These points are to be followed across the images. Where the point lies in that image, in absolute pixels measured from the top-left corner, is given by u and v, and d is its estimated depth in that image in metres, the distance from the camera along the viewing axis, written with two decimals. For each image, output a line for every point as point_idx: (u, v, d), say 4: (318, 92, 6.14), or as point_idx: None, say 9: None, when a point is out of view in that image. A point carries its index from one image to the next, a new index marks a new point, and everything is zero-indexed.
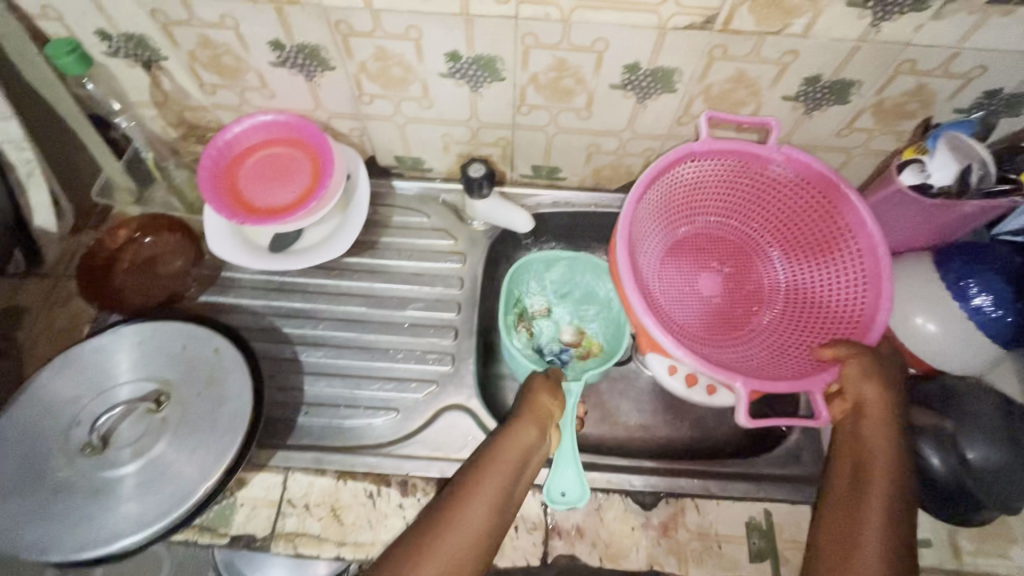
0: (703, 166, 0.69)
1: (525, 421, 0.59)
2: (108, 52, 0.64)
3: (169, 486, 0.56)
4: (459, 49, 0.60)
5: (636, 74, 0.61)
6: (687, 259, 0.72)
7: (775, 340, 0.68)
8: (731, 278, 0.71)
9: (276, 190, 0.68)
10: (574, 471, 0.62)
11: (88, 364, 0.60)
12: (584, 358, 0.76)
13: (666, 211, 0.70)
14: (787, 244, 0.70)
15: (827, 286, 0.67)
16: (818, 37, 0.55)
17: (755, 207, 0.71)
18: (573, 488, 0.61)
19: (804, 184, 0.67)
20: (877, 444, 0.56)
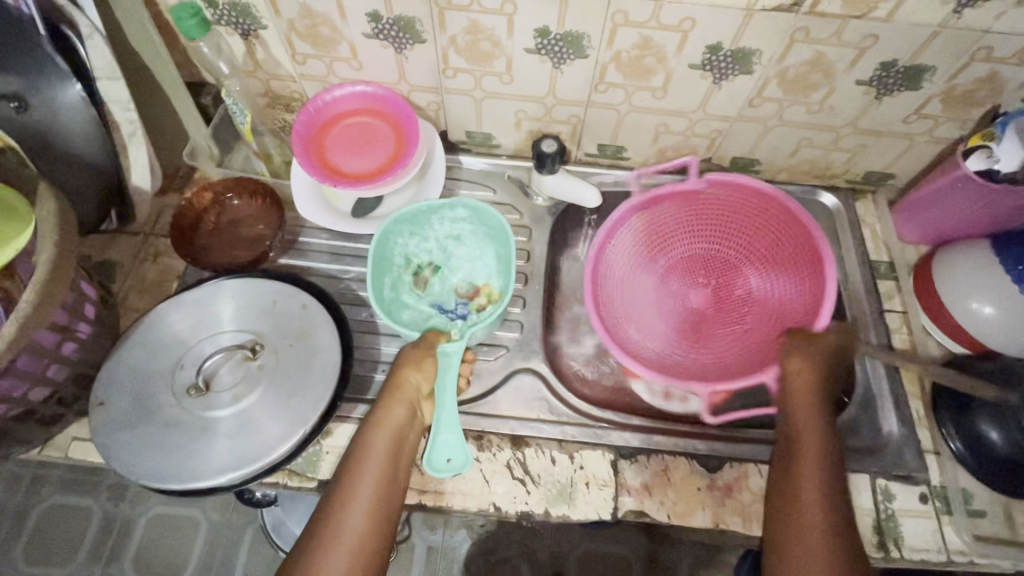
0: (671, 201, 0.74)
1: (391, 400, 0.58)
2: (213, 19, 0.67)
3: (266, 429, 0.59)
4: (549, 25, 0.63)
5: (716, 54, 0.64)
6: (674, 281, 0.76)
7: (750, 337, 0.71)
8: (713, 293, 0.75)
9: (361, 157, 0.71)
10: (454, 436, 0.59)
11: (190, 313, 0.65)
12: (480, 308, 0.71)
13: (647, 242, 0.75)
14: (752, 251, 0.74)
15: (789, 280, 0.70)
16: (900, 21, 0.58)
17: (728, 229, 0.75)
18: (457, 452, 0.59)
19: (757, 203, 0.71)
20: (811, 425, 0.57)
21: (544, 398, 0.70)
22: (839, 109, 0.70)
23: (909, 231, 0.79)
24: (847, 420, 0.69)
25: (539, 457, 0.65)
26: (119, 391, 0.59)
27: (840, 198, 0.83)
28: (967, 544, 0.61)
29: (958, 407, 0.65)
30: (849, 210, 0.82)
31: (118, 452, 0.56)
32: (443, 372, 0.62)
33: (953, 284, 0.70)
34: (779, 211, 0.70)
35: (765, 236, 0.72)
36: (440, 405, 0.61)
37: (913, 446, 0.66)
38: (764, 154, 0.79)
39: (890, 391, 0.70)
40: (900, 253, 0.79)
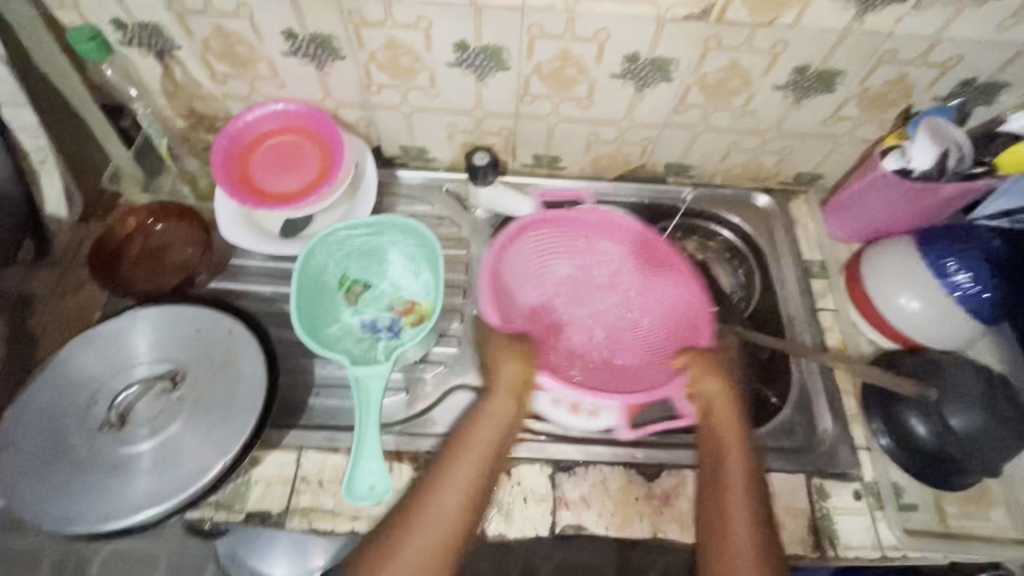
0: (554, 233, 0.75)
1: (498, 397, 0.62)
2: (123, 41, 0.66)
3: (185, 463, 0.57)
4: (467, 40, 0.63)
5: (635, 64, 0.64)
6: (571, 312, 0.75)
7: (645, 362, 0.71)
8: (606, 318, 0.75)
9: (285, 176, 0.69)
10: (376, 463, 0.57)
11: (106, 345, 0.62)
12: (413, 324, 0.69)
13: (537, 277, 0.76)
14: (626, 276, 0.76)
15: (664, 296, 0.73)
16: (807, 27, 0.59)
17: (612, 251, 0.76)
18: (379, 479, 0.57)
19: (638, 224, 0.73)
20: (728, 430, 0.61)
21: None
22: (761, 113, 0.71)
23: (839, 229, 0.80)
24: (784, 420, 0.69)
25: None
26: (26, 433, 0.57)
27: (773, 200, 0.84)
28: (899, 539, 0.62)
29: (886, 401, 0.66)
30: (783, 211, 0.83)
31: (25, 498, 0.54)
32: (361, 401, 0.60)
33: (882, 282, 0.71)
34: (642, 234, 0.74)
35: (647, 257, 0.74)
36: (360, 433, 0.58)
37: (847, 443, 0.67)
38: (696, 159, 0.80)
39: (824, 390, 0.70)
40: (832, 251, 0.80)
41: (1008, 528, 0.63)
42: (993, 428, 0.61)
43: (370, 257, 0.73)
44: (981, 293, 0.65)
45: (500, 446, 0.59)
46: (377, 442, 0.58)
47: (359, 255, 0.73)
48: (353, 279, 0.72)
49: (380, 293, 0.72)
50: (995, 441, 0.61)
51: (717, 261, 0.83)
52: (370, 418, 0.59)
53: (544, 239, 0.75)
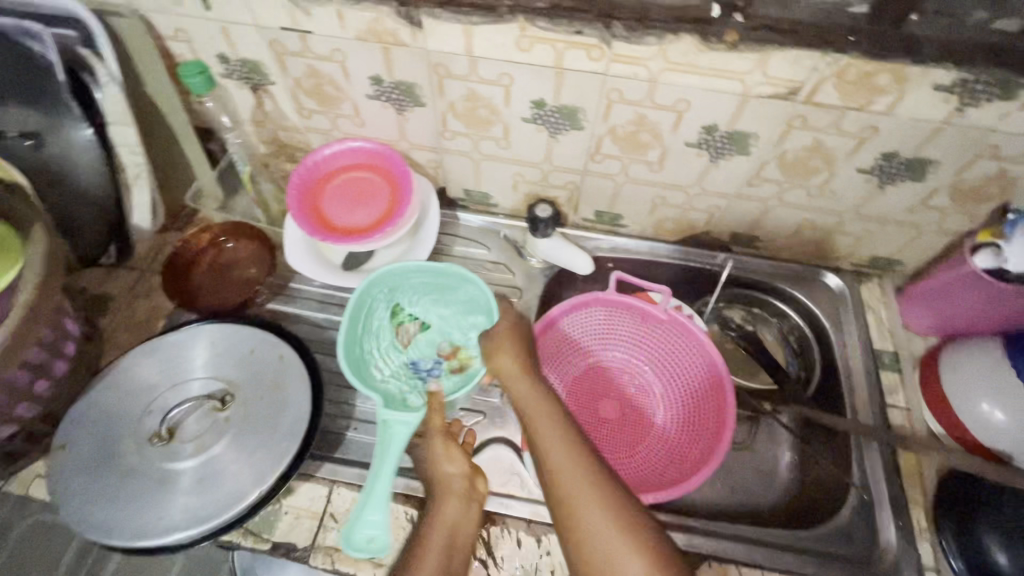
0: (625, 308, 0.76)
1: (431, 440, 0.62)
2: (225, 73, 0.70)
3: (225, 486, 0.57)
4: (545, 98, 0.64)
5: (712, 135, 0.63)
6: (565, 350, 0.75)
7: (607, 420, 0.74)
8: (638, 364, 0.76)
9: (354, 210, 0.71)
10: (380, 516, 0.56)
11: (166, 356, 0.65)
12: (451, 371, 0.70)
13: (587, 346, 0.76)
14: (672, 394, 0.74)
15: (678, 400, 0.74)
16: (900, 116, 0.56)
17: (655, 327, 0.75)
18: (376, 531, 0.56)
19: (703, 344, 0.72)
20: (555, 444, 0.56)
21: (518, 472, 0.67)
22: (840, 195, 0.68)
23: (916, 320, 0.75)
24: (840, 524, 0.64)
25: (504, 536, 0.62)
26: (83, 434, 0.59)
27: (843, 280, 0.80)
28: None
29: (961, 520, 0.61)
30: (854, 294, 0.79)
31: (73, 500, 0.55)
32: (384, 444, 0.60)
33: (961, 383, 0.66)
34: (696, 362, 0.73)
35: (682, 358, 0.74)
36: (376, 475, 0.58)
37: (912, 561, 0.61)
38: (764, 232, 0.77)
39: (889, 496, 0.64)
40: (907, 344, 0.75)
41: None
42: None
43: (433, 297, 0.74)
44: None
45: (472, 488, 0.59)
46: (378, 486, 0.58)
47: (428, 295, 0.74)
48: (408, 314, 0.74)
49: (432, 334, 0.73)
50: None
51: (767, 333, 0.82)
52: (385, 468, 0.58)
53: (618, 314, 0.76)
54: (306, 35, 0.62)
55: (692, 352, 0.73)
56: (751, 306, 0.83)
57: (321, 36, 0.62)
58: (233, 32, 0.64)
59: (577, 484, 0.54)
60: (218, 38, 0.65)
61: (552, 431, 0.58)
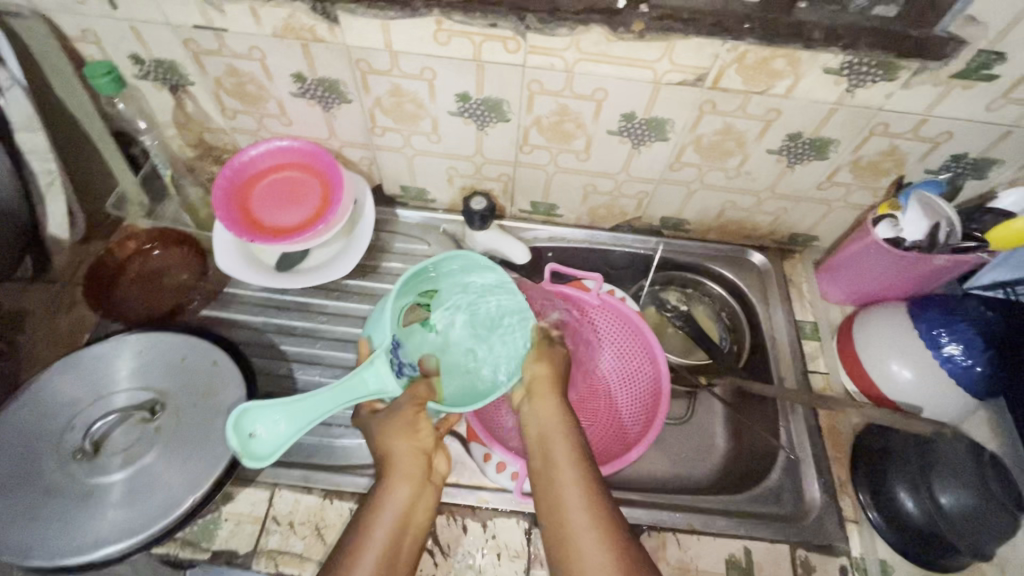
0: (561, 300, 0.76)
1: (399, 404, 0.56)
2: (140, 74, 0.68)
3: (157, 497, 0.56)
4: (469, 91, 0.65)
5: (632, 122, 0.66)
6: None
7: None
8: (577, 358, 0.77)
9: (284, 211, 0.70)
10: (285, 429, 0.53)
11: (89, 369, 0.62)
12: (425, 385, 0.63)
13: None
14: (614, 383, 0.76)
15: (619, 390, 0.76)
16: (799, 98, 0.60)
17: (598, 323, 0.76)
18: (275, 451, 0.52)
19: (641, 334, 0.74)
20: (556, 434, 0.52)
21: (463, 461, 0.67)
22: (755, 176, 0.72)
23: (833, 290, 0.80)
24: (769, 485, 0.68)
25: (451, 524, 0.62)
26: None
27: (767, 258, 0.84)
28: None
29: (873, 472, 0.66)
30: (778, 270, 0.83)
31: None
32: (352, 385, 0.55)
33: (872, 346, 0.71)
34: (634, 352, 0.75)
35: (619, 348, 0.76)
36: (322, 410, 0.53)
37: (835, 514, 0.65)
38: (691, 214, 0.81)
39: (813, 456, 0.69)
40: (825, 314, 0.80)
41: None
42: (990, 512, 0.58)
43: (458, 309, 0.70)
44: (972, 366, 0.64)
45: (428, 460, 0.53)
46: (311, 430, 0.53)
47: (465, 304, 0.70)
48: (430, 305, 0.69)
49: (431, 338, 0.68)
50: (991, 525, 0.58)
51: (699, 310, 0.85)
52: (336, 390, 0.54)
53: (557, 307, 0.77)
54: (221, 33, 0.61)
55: (631, 343, 0.75)
56: (685, 286, 0.87)
57: (237, 34, 0.61)
58: (144, 31, 0.62)
59: (561, 460, 0.50)
60: (129, 38, 0.63)
61: (555, 424, 0.53)
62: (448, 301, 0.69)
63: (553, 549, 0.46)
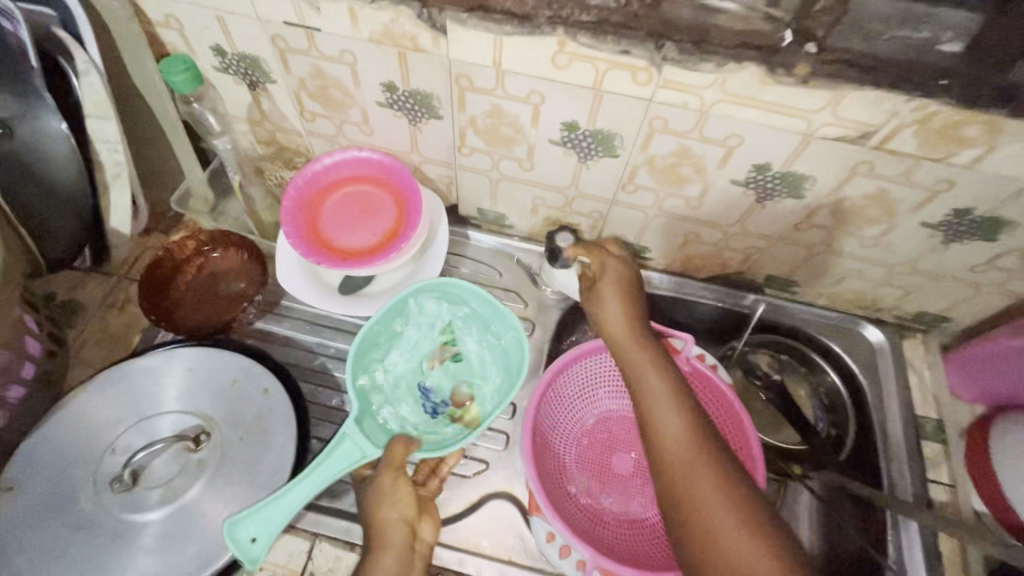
0: None
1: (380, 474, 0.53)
2: (220, 67, 0.62)
3: (193, 543, 0.51)
4: (578, 121, 0.56)
5: (763, 174, 0.56)
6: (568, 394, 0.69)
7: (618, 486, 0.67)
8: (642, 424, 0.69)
9: (355, 231, 0.64)
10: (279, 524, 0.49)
11: (135, 384, 0.57)
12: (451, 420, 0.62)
13: (597, 398, 0.70)
14: None
15: None
16: (985, 170, 0.49)
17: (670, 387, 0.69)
18: (264, 537, 0.49)
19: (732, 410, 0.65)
20: (661, 400, 0.53)
21: (519, 533, 0.61)
22: (896, 248, 0.61)
23: (964, 387, 0.69)
24: None
25: None
26: (35, 475, 0.52)
27: (884, 335, 0.73)
28: None
29: None
30: (894, 351, 0.72)
31: (22, 554, 0.49)
32: (325, 453, 0.53)
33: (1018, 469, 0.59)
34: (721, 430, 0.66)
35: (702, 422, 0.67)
36: (297, 479, 0.50)
37: None
38: (803, 277, 0.71)
39: None
40: (950, 411, 0.69)
41: None
42: None
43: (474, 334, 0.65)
44: None
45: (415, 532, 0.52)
46: (295, 508, 0.50)
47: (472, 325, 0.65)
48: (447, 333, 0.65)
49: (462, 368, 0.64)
50: None
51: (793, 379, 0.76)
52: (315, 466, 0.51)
53: None
54: (312, 32, 0.54)
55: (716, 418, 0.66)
56: (778, 351, 0.77)
57: (330, 35, 0.54)
58: (230, 22, 0.56)
59: (671, 424, 0.51)
60: (213, 28, 0.58)
61: (661, 401, 0.53)
62: (453, 322, 0.65)
63: (672, 513, 0.48)
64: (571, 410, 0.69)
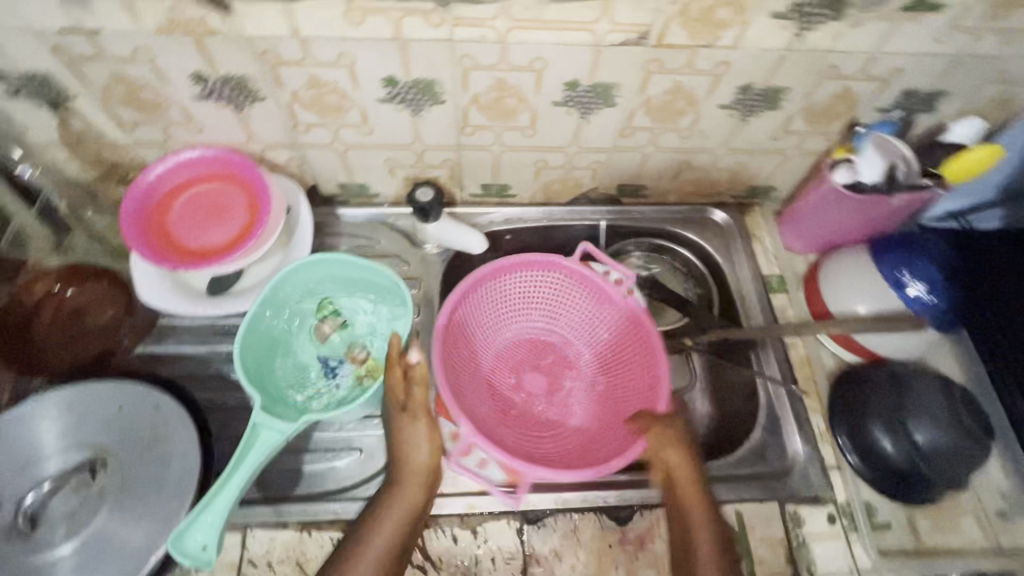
0: (559, 273, 0.70)
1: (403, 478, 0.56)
2: (9, 92, 0.58)
3: (113, 564, 0.52)
4: (396, 75, 0.59)
5: (576, 90, 0.61)
6: (483, 311, 0.71)
7: (536, 393, 0.71)
8: (556, 343, 0.73)
9: (209, 231, 0.63)
10: (219, 518, 0.49)
11: (9, 435, 0.56)
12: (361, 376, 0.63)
13: (520, 313, 0.72)
14: (609, 373, 0.71)
15: (614, 383, 0.70)
16: (748, 47, 0.56)
17: (583, 303, 0.71)
18: (212, 538, 0.48)
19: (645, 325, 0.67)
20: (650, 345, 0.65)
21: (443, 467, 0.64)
22: (710, 133, 0.69)
23: (794, 241, 0.79)
24: (754, 444, 0.68)
25: (438, 536, 0.60)
26: None
27: (729, 215, 0.82)
28: (875, 562, 0.61)
29: (852, 417, 0.66)
30: (739, 226, 0.82)
31: None
32: (246, 446, 0.53)
33: (840, 293, 0.71)
34: (638, 342, 0.68)
35: (616, 337, 0.70)
36: (218, 484, 0.50)
37: (817, 464, 0.66)
38: (648, 179, 0.78)
39: (792, 410, 0.69)
40: (790, 265, 0.79)
41: None
42: (962, 446, 0.60)
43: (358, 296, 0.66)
44: (936, 303, 0.65)
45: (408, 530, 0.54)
46: (232, 502, 0.50)
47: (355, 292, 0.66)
48: (336, 309, 0.66)
49: (359, 332, 0.65)
50: (960, 455, 0.61)
51: (665, 275, 0.82)
52: (236, 469, 0.51)
53: (556, 279, 0.71)
54: (95, 35, 0.52)
55: (633, 331, 0.69)
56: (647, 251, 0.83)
57: (115, 35, 0.52)
58: (2, 41, 0.53)
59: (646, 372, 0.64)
60: None
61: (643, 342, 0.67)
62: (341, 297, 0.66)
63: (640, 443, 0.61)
64: (494, 325, 0.72)
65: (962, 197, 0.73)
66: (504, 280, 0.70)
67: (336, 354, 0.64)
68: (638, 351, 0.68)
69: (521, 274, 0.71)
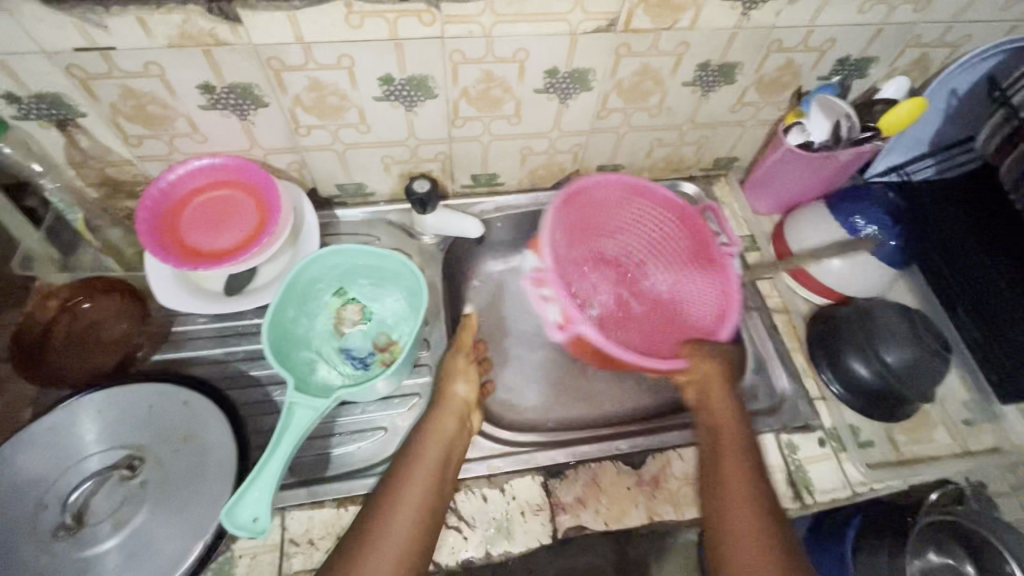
0: (663, 213, 0.78)
1: (439, 415, 0.62)
2: (18, 115, 0.61)
3: (161, 553, 0.54)
4: (391, 73, 0.64)
5: (556, 77, 0.68)
6: (601, 213, 0.79)
7: (608, 302, 0.80)
8: (631, 267, 0.81)
9: (223, 234, 0.67)
10: (266, 493, 0.52)
11: (48, 441, 0.58)
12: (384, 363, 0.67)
13: (642, 239, 0.80)
14: (674, 318, 0.77)
15: (675, 321, 0.77)
16: (703, 27, 0.64)
17: (673, 254, 0.79)
18: (264, 511, 0.52)
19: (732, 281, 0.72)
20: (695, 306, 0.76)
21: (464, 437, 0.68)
22: (676, 109, 0.76)
23: (761, 204, 0.87)
24: (746, 386, 0.74)
25: (470, 498, 0.64)
26: None
27: (698, 186, 0.90)
28: (864, 474, 0.68)
29: (828, 350, 0.73)
30: (709, 195, 0.90)
31: None
32: (282, 429, 0.56)
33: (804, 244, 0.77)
34: (712, 299, 0.74)
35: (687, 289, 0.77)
36: (265, 459, 0.54)
37: (804, 397, 0.73)
38: (624, 159, 0.85)
39: (775, 352, 0.76)
40: (758, 226, 0.87)
41: (950, 445, 0.72)
42: (927, 359, 0.67)
43: (368, 283, 0.71)
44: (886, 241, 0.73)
45: (444, 466, 0.58)
46: (278, 476, 0.53)
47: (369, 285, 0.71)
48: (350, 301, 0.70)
49: (374, 323, 0.70)
50: (927, 367, 0.67)
51: None
52: (277, 446, 0.54)
53: (650, 217, 0.79)
54: (108, 53, 0.56)
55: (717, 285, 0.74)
56: None
57: (128, 51, 0.56)
58: (16, 64, 0.56)
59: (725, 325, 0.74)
60: None
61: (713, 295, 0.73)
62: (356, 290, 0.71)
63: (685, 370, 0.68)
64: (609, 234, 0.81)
65: (901, 152, 0.83)
66: (644, 204, 0.78)
67: (360, 343, 0.69)
68: (708, 308, 0.73)
69: (639, 205, 0.79)
